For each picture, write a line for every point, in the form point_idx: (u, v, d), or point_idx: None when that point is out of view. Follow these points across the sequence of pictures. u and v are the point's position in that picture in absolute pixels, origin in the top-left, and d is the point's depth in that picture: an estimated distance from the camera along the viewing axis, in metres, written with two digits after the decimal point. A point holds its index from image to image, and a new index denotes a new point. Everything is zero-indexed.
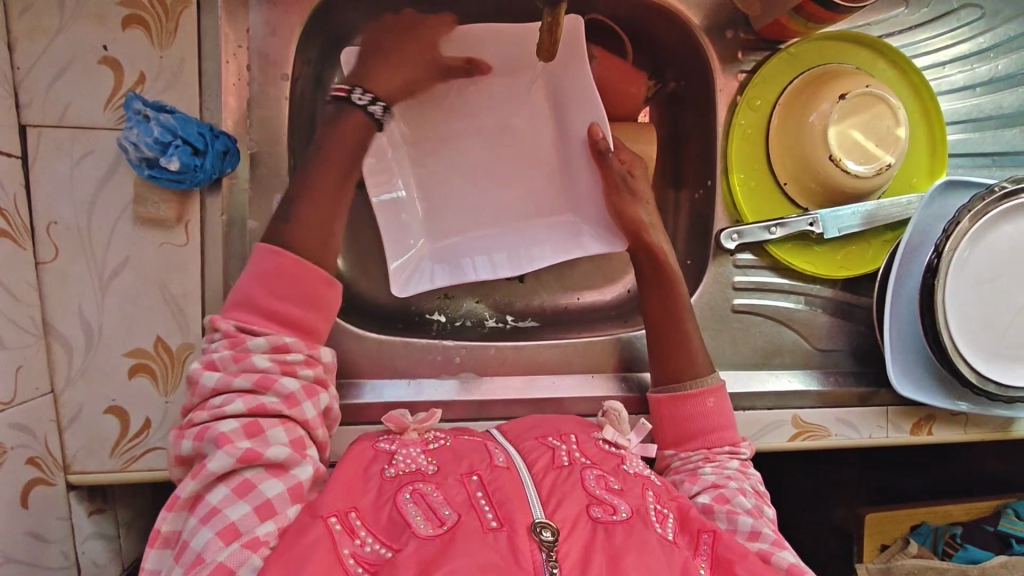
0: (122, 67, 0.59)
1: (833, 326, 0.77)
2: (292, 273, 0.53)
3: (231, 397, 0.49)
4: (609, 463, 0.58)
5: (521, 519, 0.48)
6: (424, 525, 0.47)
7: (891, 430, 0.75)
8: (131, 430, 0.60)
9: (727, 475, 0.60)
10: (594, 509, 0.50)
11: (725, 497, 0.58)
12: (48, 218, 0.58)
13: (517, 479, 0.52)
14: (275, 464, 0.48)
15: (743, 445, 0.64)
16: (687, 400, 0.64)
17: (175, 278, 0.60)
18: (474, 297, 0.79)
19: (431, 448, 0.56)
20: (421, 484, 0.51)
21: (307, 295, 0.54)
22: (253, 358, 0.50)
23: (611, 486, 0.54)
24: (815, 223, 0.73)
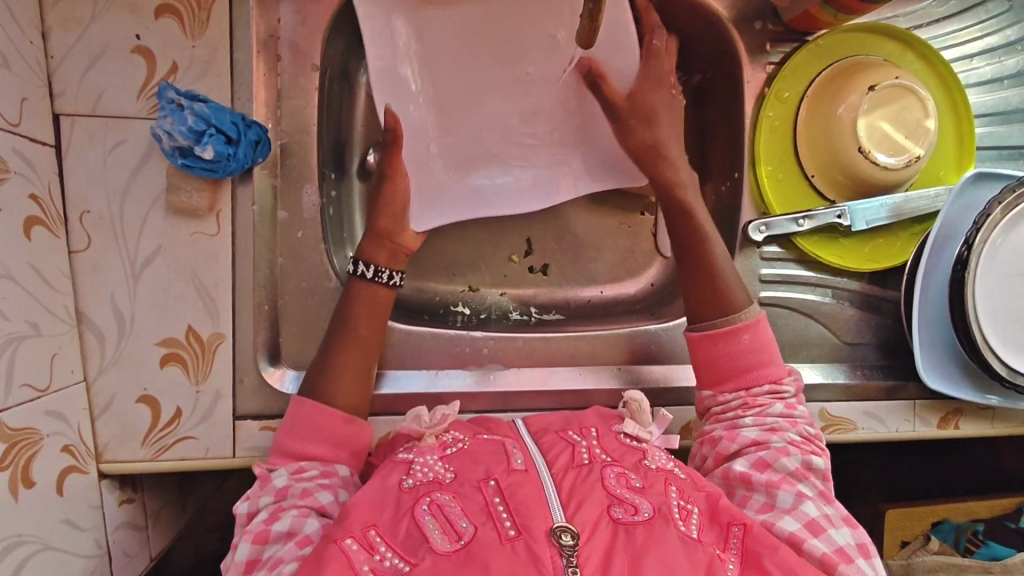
0: (155, 57, 0.59)
1: (860, 320, 0.77)
2: (313, 416, 0.58)
3: (255, 507, 0.54)
4: (630, 459, 0.55)
5: (540, 526, 0.45)
6: (441, 540, 0.45)
7: (918, 424, 0.75)
8: (163, 420, 0.60)
9: (768, 428, 0.60)
10: (615, 509, 0.48)
11: (765, 462, 0.58)
12: (81, 207, 0.58)
13: (536, 481, 0.50)
14: (285, 537, 0.51)
15: (786, 382, 0.63)
16: (720, 341, 0.63)
17: (207, 267, 0.60)
18: (499, 290, 0.79)
19: (448, 454, 0.55)
20: (437, 494, 0.50)
21: (331, 434, 0.58)
22: (274, 480, 0.55)
23: (632, 484, 0.51)
24: (843, 215, 0.73)
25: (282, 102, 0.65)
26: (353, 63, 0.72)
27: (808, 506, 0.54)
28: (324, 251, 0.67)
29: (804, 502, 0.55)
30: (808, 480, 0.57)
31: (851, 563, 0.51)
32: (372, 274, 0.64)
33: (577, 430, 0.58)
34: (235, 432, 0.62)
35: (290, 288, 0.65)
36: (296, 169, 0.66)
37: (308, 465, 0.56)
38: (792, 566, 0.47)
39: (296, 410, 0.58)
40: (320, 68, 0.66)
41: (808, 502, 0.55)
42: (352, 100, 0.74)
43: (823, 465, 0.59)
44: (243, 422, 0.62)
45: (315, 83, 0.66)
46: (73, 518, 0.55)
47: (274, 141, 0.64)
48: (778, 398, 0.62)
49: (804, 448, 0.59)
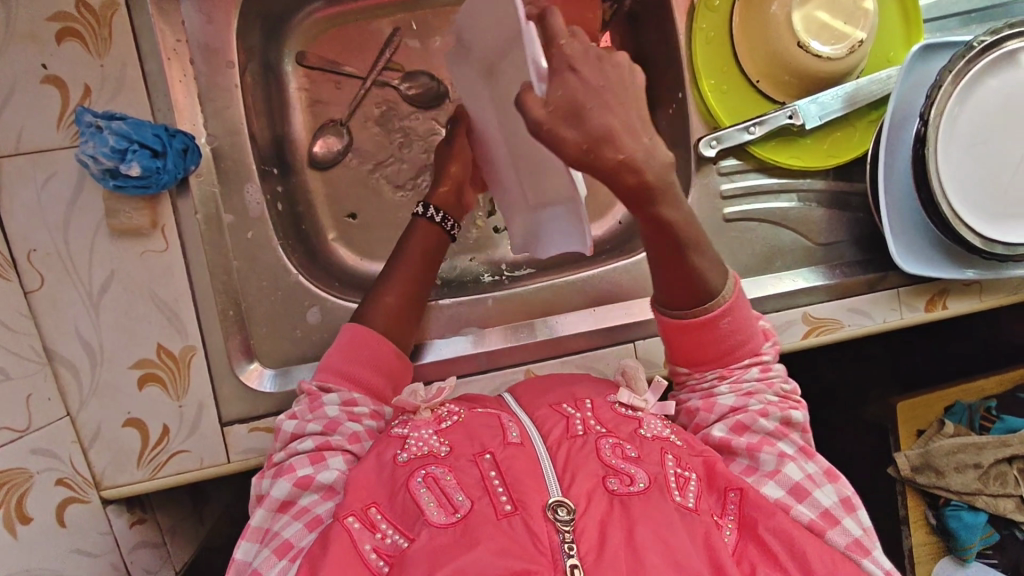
0: (66, 84, 0.58)
1: (831, 219, 0.76)
2: (371, 347, 0.61)
3: (303, 432, 0.56)
4: (625, 428, 0.55)
5: (535, 502, 0.46)
6: (438, 513, 0.47)
7: (905, 311, 0.74)
8: (152, 439, 0.61)
9: (746, 393, 0.59)
10: (610, 480, 0.48)
11: (743, 425, 0.57)
12: (27, 246, 0.58)
13: (532, 456, 0.50)
14: (325, 489, 0.53)
15: (764, 351, 0.62)
16: (700, 327, 0.59)
17: (163, 284, 0.61)
18: (467, 256, 0.80)
19: (443, 427, 0.55)
20: (432, 467, 0.51)
21: (384, 368, 0.61)
22: (325, 408, 0.57)
23: (628, 454, 0.52)
24: (794, 115, 0.71)
25: (204, 105, 0.64)
26: (274, 57, 0.74)
27: (790, 469, 0.54)
28: (278, 245, 0.67)
29: (789, 466, 0.54)
30: (787, 439, 0.57)
31: (837, 524, 0.51)
32: (439, 220, 0.70)
33: (572, 403, 0.58)
34: (226, 438, 0.62)
35: (251, 290, 0.65)
36: (232, 171, 0.65)
37: (359, 398, 0.59)
38: (789, 534, 0.49)
39: (354, 336, 0.61)
40: (236, 64, 0.67)
41: (790, 463, 0.55)
42: (280, 94, 0.75)
43: (803, 417, 0.59)
44: (231, 429, 0.62)
45: (235, 81, 0.67)
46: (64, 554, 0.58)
47: (205, 147, 0.63)
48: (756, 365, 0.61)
49: (783, 406, 0.59)
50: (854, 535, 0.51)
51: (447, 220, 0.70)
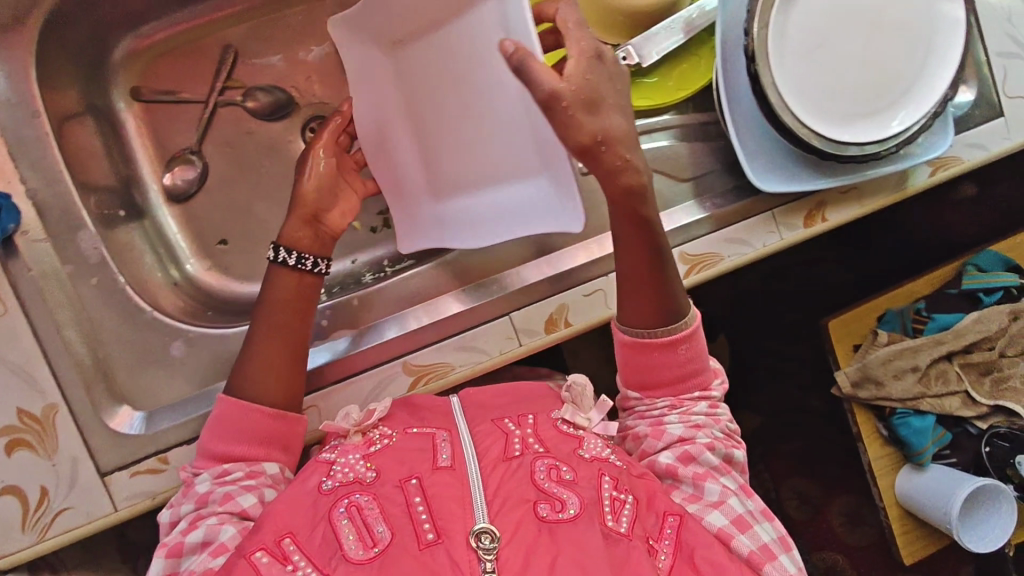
0: None
1: (695, 151, 0.74)
2: (237, 418, 0.60)
3: (177, 516, 0.57)
4: (563, 449, 0.62)
5: (460, 530, 0.52)
6: (355, 545, 0.52)
7: (784, 231, 0.73)
8: (27, 498, 0.61)
9: (694, 425, 0.65)
10: (540, 507, 0.55)
11: (690, 455, 0.63)
12: None
13: (460, 480, 0.57)
14: (199, 546, 0.54)
15: (714, 386, 0.67)
16: (662, 350, 0.64)
17: (9, 346, 0.60)
18: (350, 258, 0.81)
19: (370, 452, 0.61)
20: (356, 496, 0.56)
21: (257, 433, 0.60)
22: (196, 486, 0.58)
23: (563, 478, 0.58)
24: (629, 56, 0.69)
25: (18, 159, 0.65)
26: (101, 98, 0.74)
27: (733, 501, 0.61)
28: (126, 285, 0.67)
29: (730, 498, 0.61)
30: (729, 475, 0.63)
31: (775, 559, 0.58)
32: (295, 263, 0.64)
33: (515, 419, 0.66)
34: (108, 488, 0.62)
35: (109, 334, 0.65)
36: (65, 221, 0.66)
37: (232, 467, 0.59)
38: (719, 561, 0.55)
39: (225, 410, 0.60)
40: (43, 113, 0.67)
41: (722, 503, 0.61)
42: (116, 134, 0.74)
43: (741, 456, 0.66)
44: (111, 477, 0.62)
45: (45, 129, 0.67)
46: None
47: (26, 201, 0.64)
48: (706, 399, 0.66)
49: (726, 443, 0.65)
50: (789, 570, 0.57)
51: (306, 260, 0.65)
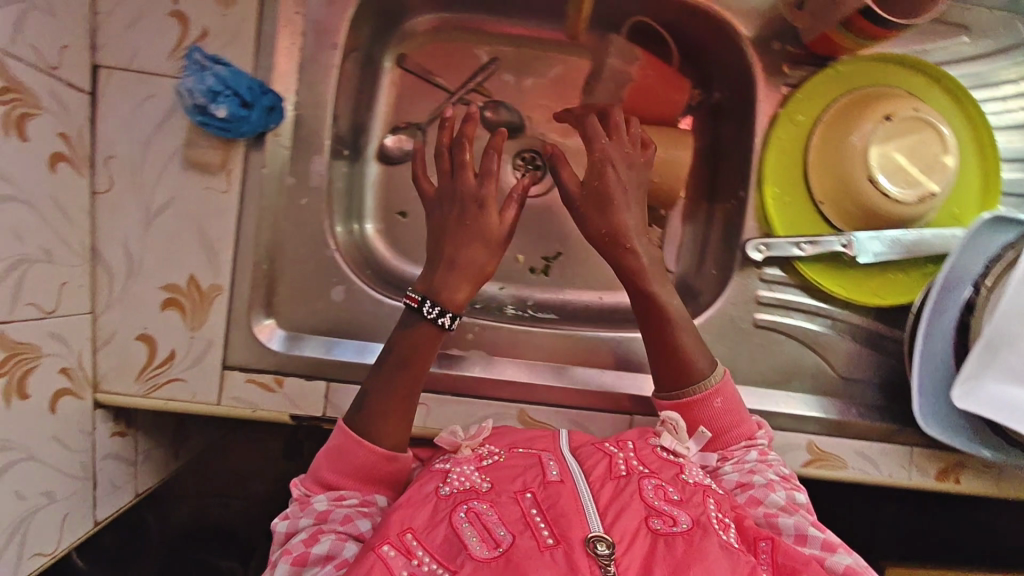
0: (188, 24, 0.62)
1: (858, 355, 0.76)
2: (346, 450, 0.58)
3: (295, 528, 0.55)
4: (666, 471, 0.58)
5: (576, 534, 0.48)
6: (480, 547, 0.48)
7: (914, 472, 0.76)
8: (191, 38, 0.63)
9: (749, 471, 0.61)
10: (653, 520, 0.51)
11: (756, 499, 0.58)
12: (106, 153, 0.62)
13: (573, 491, 0.53)
14: (324, 559, 0.52)
15: (758, 436, 0.64)
16: (696, 407, 0.64)
17: (214, 224, 0.64)
18: (498, 284, 0.84)
19: (485, 466, 0.58)
20: (474, 502, 0.53)
21: (365, 469, 0.58)
22: (314, 503, 0.57)
23: (670, 496, 0.54)
24: (849, 245, 0.70)
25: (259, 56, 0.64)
26: (377, 51, 0.78)
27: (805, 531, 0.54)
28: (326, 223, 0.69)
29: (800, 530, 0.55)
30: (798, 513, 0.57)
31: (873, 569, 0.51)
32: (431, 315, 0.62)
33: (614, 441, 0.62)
34: (222, 380, 0.66)
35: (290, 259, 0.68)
36: (309, 139, 0.68)
37: (349, 492, 0.57)
38: None
39: (339, 441, 0.59)
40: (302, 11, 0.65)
41: (814, 527, 0.55)
42: (372, 87, 0.79)
43: (806, 498, 0.59)
44: (230, 373, 0.66)
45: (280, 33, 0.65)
46: (124, 300, 0.64)
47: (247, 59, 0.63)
48: (753, 447, 0.63)
49: (786, 485, 0.60)
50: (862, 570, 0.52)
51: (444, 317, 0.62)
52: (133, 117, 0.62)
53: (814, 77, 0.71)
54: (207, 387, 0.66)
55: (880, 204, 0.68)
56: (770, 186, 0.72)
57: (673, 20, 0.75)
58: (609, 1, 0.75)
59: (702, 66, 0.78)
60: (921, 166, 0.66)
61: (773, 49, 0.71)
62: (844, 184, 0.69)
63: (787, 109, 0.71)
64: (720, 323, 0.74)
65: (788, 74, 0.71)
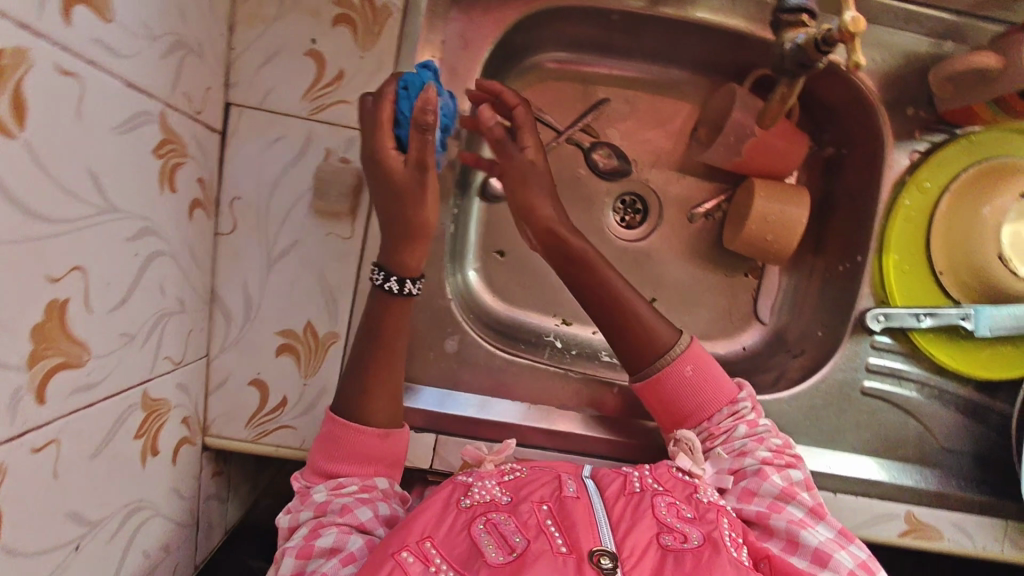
0: (324, 62, 0.60)
1: (960, 426, 0.75)
2: (347, 440, 0.56)
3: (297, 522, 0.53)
4: (683, 490, 0.57)
5: (586, 544, 0.48)
6: (494, 552, 0.47)
7: (1008, 545, 0.72)
8: (326, 78, 0.60)
9: (740, 451, 0.60)
10: (664, 537, 0.50)
11: (750, 492, 0.58)
12: (232, 193, 0.60)
13: (588, 511, 0.51)
14: (329, 552, 0.49)
15: (741, 399, 0.63)
16: (662, 383, 0.63)
17: (335, 268, 0.62)
18: (592, 329, 0.81)
19: (507, 481, 0.56)
20: (494, 514, 0.51)
21: (366, 450, 0.57)
22: (314, 495, 0.54)
23: (682, 514, 0.53)
24: (966, 318, 0.70)
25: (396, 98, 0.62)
26: (494, 86, 0.76)
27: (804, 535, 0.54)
28: None
29: (799, 530, 0.54)
30: (796, 500, 0.57)
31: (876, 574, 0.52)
32: None
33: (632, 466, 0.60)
34: None
35: None
36: None
37: (348, 479, 0.56)
38: None
39: (329, 427, 0.57)
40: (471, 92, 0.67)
41: (805, 529, 0.55)
42: None
43: (802, 474, 0.60)
44: None
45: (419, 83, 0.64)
46: (240, 346, 0.62)
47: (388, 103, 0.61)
48: (739, 418, 0.62)
49: (778, 463, 0.60)
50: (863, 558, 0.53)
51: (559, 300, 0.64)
52: (267, 157, 0.60)
53: (950, 145, 0.70)
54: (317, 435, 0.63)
55: (1006, 282, 0.69)
56: (891, 255, 0.72)
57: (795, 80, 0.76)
58: (736, 54, 0.75)
59: (821, 118, 0.78)
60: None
61: (907, 115, 0.71)
62: (966, 252, 0.70)
63: (916, 176, 0.71)
64: (826, 387, 0.73)
65: (918, 139, 0.71)
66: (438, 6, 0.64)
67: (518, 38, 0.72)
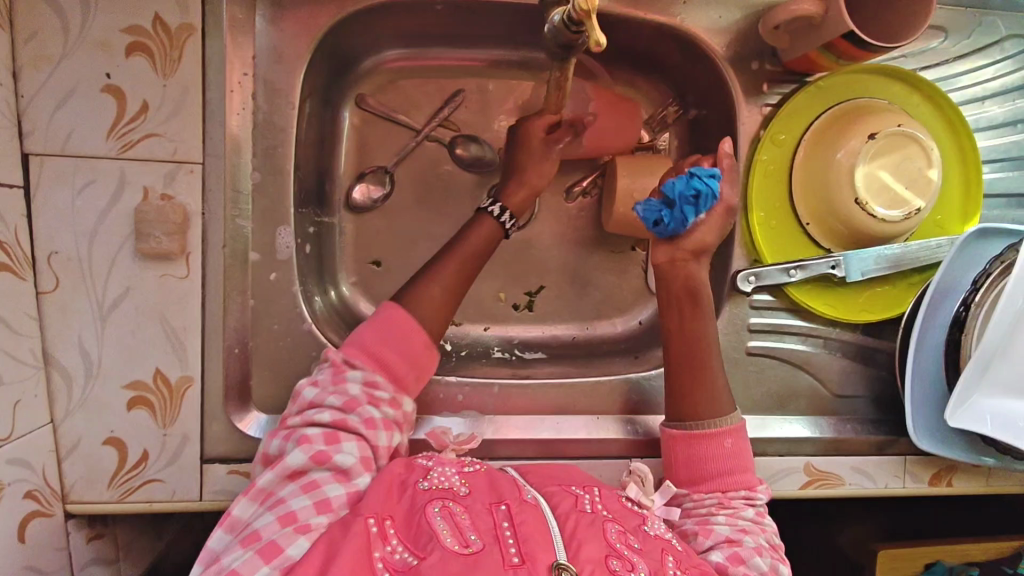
0: (125, 96, 0.57)
1: (850, 371, 0.75)
2: (396, 328, 0.59)
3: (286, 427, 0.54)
4: (631, 521, 0.55)
5: (543, 559, 0.46)
6: (450, 539, 0.46)
7: (908, 481, 0.74)
8: (130, 112, 0.57)
9: (741, 529, 0.58)
10: (613, 561, 0.47)
11: (739, 557, 0.55)
12: (49, 248, 0.57)
13: (541, 515, 0.51)
14: (305, 481, 0.50)
15: (759, 489, 0.62)
16: (701, 442, 0.62)
17: (176, 309, 0.59)
18: (484, 326, 0.79)
19: (466, 471, 0.56)
20: (449, 502, 0.50)
21: (410, 352, 0.59)
22: (349, 384, 0.55)
23: (631, 543, 0.51)
24: (837, 265, 0.70)
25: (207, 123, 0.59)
26: (339, 91, 0.73)
27: None
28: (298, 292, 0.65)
29: None
30: None
31: None
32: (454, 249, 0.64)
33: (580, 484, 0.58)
34: (203, 476, 0.61)
35: (262, 332, 0.64)
36: (272, 209, 0.64)
37: (382, 382, 0.57)
38: None
39: (386, 314, 0.60)
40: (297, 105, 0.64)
41: None
42: (335, 132, 0.74)
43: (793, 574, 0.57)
44: (210, 467, 0.61)
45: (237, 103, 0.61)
46: (87, 405, 0.59)
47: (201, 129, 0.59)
48: (750, 503, 0.60)
49: (772, 556, 0.57)
50: None
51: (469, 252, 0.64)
52: (81, 204, 0.57)
53: (798, 95, 0.70)
54: (187, 483, 0.61)
55: (867, 223, 0.68)
56: (756, 211, 0.71)
57: (645, 49, 0.74)
58: None
59: (677, 81, 0.76)
60: (905, 182, 0.67)
61: (751, 69, 0.70)
62: (824, 198, 0.69)
63: (769, 130, 0.70)
64: None
65: (766, 93, 0.70)
66: (241, 20, 0.61)
67: (349, 41, 0.69)
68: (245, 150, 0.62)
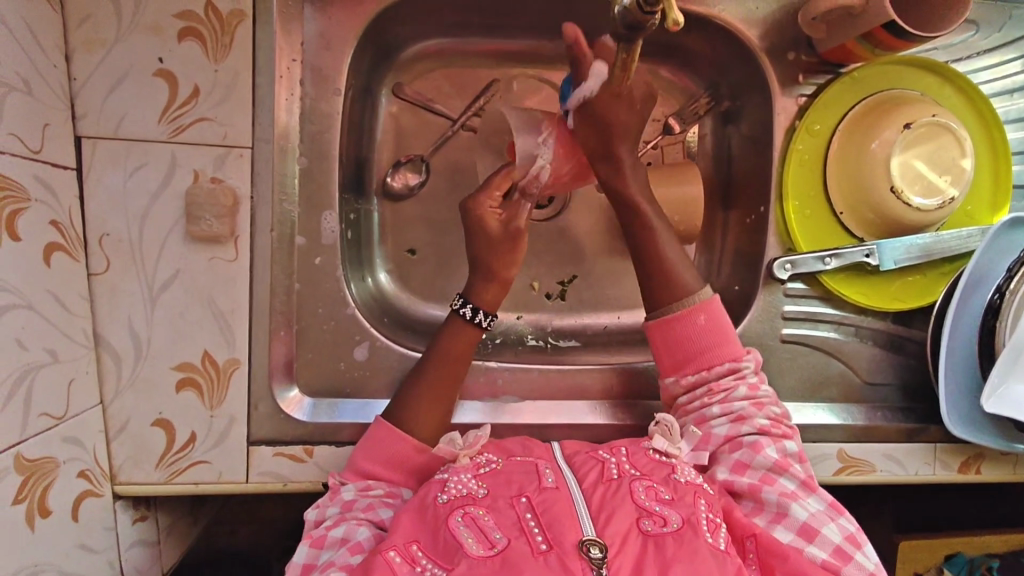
0: (177, 80, 0.57)
1: (880, 359, 0.76)
2: (387, 439, 0.59)
3: (324, 517, 0.56)
4: (660, 473, 0.55)
5: (570, 539, 0.46)
6: (476, 546, 0.47)
7: (938, 468, 0.74)
8: (182, 96, 0.58)
9: (736, 416, 0.61)
10: (644, 521, 0.49)
11: (743, 465, 0.58)
12: (101, 229, 0.57)
13: (567, 498, 0.51)
14: (340, 542, 0.53)
15: (746, 358, 0.63)
16: (676, 324, 0.62)
17: (223, 291, 0.60)
18: (516, 315, 0.80)
19: (482, 473, 0.55)
20: (471, 508, 0.50)
21: (403, 460, 0.59)
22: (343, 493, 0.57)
23: (660, 496, 0.52)
24: (871, 254, 0.71)
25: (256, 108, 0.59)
26: (377, 80, 0.74)
27: (794, 509, 0.55)
28: (342, 276, 0.66)
29: (790, 504, 0.55)
30: (788, 473, 0.58)
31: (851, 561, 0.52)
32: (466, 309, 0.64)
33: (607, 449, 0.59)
34: (249, 457, 0.62)
35: (307, 316, 0.65)
36: (315, 194, 0.64)
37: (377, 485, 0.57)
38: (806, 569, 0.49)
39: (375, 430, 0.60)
40: (342, 91, 0.65)
41: (794, 502, 0.56)
42: (373, 120, 0.75)
43: (796, 446, 0.60)
44: (256, 448, 0.62)
45: (284, 89, 0.62)
46: (136, 386, 0.59)
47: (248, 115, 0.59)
48: (740, 377, 0.62)
49: (774, 433, 0.60)
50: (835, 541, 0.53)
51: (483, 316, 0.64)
52: (131, 186, 0.58)
53: (832, 85, 0.71)
54: (233, 464, 0.61)
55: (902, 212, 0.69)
56: (789, 200, 0.72)
57: (680, 39, 0.75)
58: None
59: (711, 72, 0.77)
60: (939, 172, 0.68)
61: (788, 59, 0.71)
62: (859, 186, 0.70)
63: (804, 120, 0.71)
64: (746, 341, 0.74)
65: (802, 83, 0.71)
66: (289, 6, 0.61)
67: (389, 30, 0.70)
68: (291, 136, 0.62)
